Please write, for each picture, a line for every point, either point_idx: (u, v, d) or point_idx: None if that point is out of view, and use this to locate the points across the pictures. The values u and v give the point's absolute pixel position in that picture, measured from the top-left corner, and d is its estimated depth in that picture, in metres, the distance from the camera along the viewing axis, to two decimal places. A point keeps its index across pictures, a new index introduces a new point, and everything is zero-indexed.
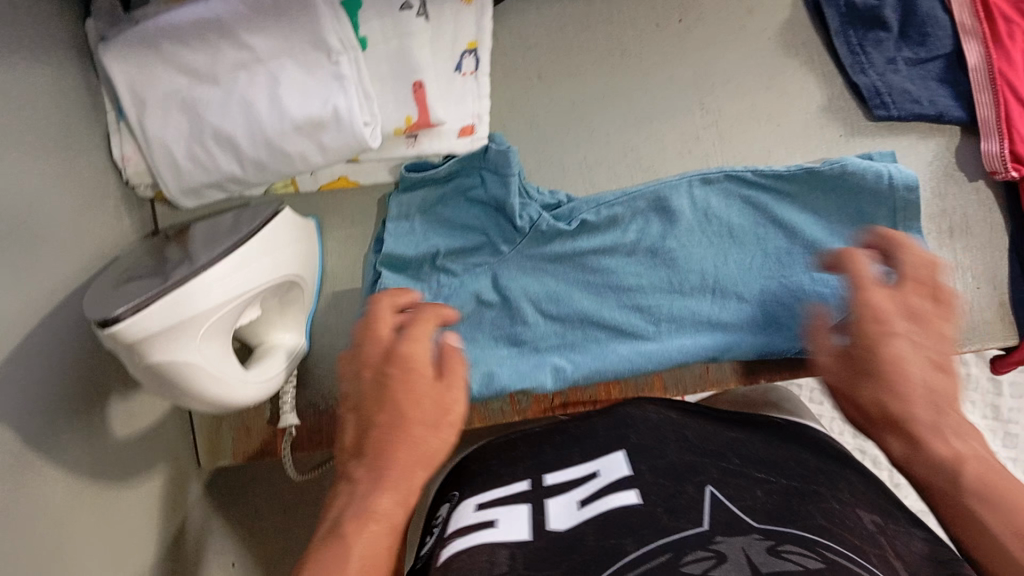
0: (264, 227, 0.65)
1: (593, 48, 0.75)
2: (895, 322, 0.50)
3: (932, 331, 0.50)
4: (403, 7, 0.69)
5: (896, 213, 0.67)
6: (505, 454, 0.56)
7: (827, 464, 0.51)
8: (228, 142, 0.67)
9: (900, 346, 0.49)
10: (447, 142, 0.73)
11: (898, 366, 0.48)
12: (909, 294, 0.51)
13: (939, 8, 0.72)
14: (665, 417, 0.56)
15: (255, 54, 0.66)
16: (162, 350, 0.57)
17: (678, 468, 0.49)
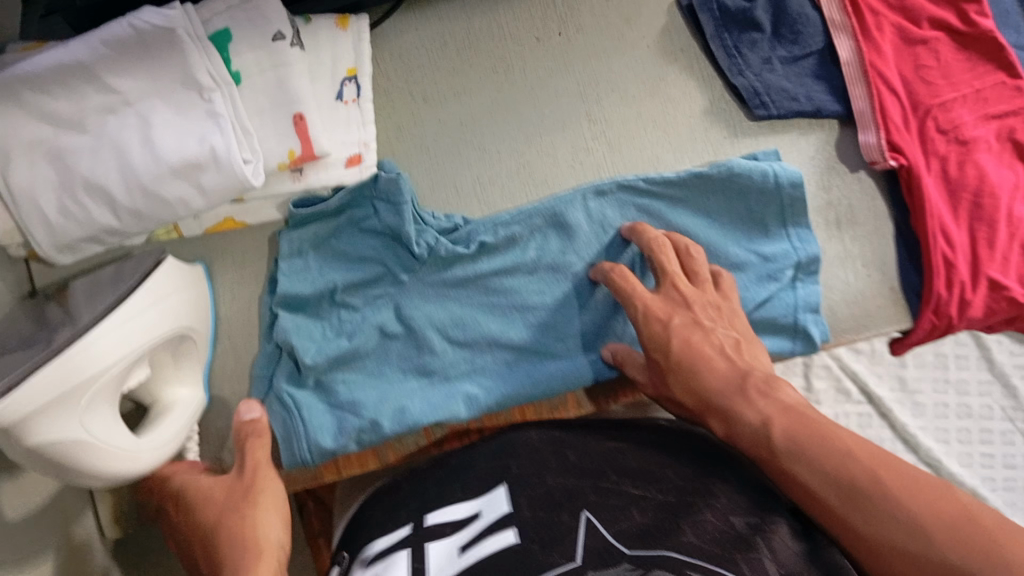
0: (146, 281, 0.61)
1: (477, 66, 0.74)
2: (681, 321, 0.62)
3: (707, 310, 0.63)
4: (276, 37, 0.66)
5: (784, 213, 0.70)
6: (391, 502, 0.62)
7: (702, 472, 0.57)
8: (101, 191, 0.61)
9: (702, 345, 0.60)
10: (335, 172, 0.69)
11: (721, 376, 0.57)
12: (677, 290, 0.64)
13: (807, 6, 0.75)
14: (547, 437, 0.62)
15: (123, 96, 0.61)
16: (40, 430, 0.53)
17: (554, 497, 0.55)
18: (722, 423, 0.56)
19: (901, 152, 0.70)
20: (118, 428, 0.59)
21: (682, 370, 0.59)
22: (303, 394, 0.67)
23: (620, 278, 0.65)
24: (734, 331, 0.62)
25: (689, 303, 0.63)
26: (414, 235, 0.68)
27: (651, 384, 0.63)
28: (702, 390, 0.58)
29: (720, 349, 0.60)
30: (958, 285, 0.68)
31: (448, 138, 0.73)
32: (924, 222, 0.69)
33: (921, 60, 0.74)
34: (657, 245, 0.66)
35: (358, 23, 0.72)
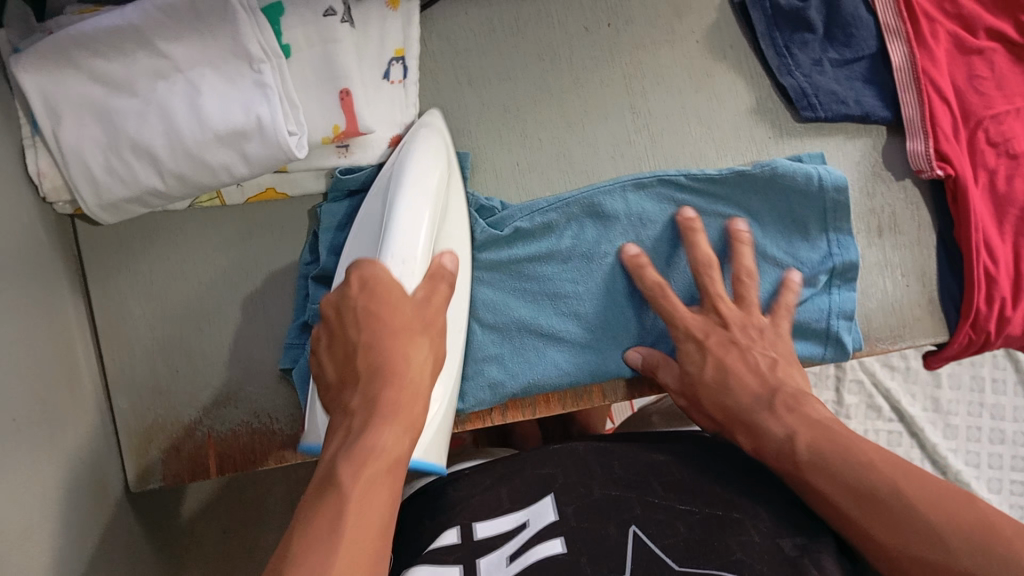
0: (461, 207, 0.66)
1: (523, 52, 0.73)
2: (720, 339, 0.63)
3: (749, 329, 0.64)
4: (326, 12, 0.66)
5: (826, 216, 0.69)
6: (434, 503, 0.61)
7: (749, 486, 0.57)
8: (147, 153, 0.63)
9: (738, 364, 0.61)
10: (376, 152, 0.70)
11: (745, 392, 0.59)
12: (718, 307, 0.65)
13: (863, 8, 0.73)
14: (591, 447, 0.62)
15: (174, 62, 0.62)
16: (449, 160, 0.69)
17: (601, 507, 0.55)
18: (749, 437, 0.57)
19: (949, 162, 0.69)
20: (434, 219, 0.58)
21: (715, 388, 0.61)
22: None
23: (659, 292, 0.66)
24: (774, 351, 0.63)
25: (727, 324, 0.65)
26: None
27: (683, 394, 0.64)
28: (732, 407, 0.59)
29: (754, 367, 0.61)
30: (999, 301, 0.67)
31: (491, 122, 0.73)
32: (968, 234, 0.68)
33: (975, 70, 0.72)
34: (705, 261, 0.67)
35: (408, 5, 0.70)
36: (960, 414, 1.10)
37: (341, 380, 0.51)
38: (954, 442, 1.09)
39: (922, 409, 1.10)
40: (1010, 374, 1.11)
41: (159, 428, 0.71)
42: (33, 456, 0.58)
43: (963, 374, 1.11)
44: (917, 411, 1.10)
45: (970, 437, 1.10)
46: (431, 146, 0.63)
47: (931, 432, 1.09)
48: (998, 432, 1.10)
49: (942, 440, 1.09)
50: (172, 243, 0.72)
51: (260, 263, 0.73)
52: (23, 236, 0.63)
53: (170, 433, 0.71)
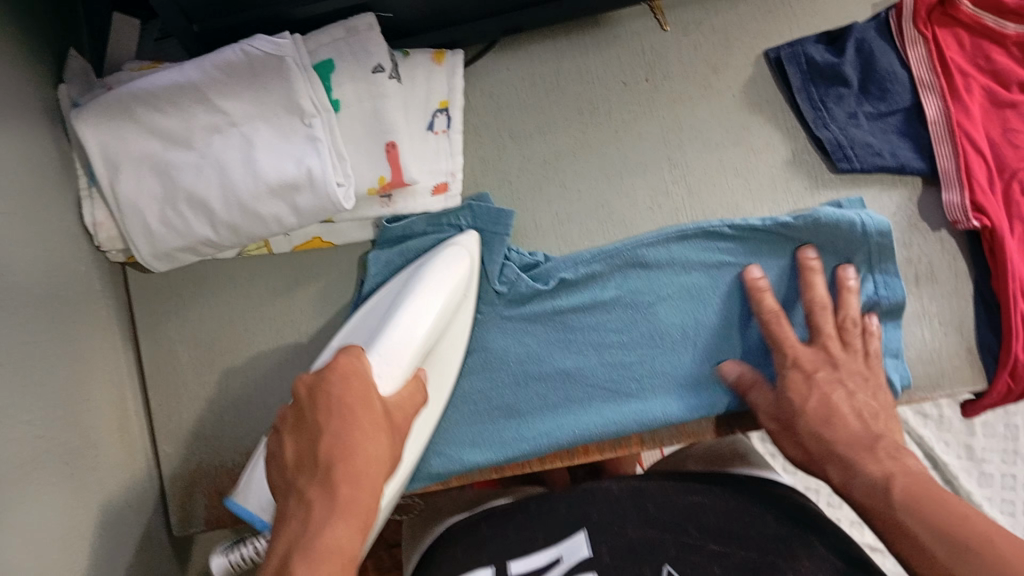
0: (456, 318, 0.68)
1: (563, 106, 0.75)
2: (824, 372, 0.65)
3: (849, 369, 0.66)
4: (375, 69, 0.68)
5: (871, 260, 0.70)
6: (470, 536, 0.63)
7: (785, 529, 0.59)
8: (201, 205, 0.65)
9: (837, 397, 0.63)
10: (422, 201, 0.71)
11: (835, 420, 0.62)
12: (828, 344, 0.67)
13: (898, 64, 0.73)
14: (624, 488, 0.63)
15: (229, 117, 0.65)
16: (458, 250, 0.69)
17: (637, 550, 0.58)
18: (840, 470, 0.60)
19: (985, 213, 0.69)
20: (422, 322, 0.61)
21: (814, 418, 0.62)
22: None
23: (773, 321, 0.67)
24: (874, 401, 0.64)
25: (836, 364, 0.66)
26: (500, 266, 0.71)
27: (775, 420, 0.65)
28: (830, 441, 0.61)
29: (856, 411, 0.63)
30: None
31: (533, 174, 0.74)
32: (1005, 285, 0.69)
33: (1009, 123, 0.72)
34: (819, 304, 0.68)
35: (452, 58, 0.72)
36: (995, 463, 1.09)
37: (297, 461, 0.50)
38: (991, 492, 1.08)
39: (956, 458, 1.09)
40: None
41: (200, 473, 0.72)
42: (82, 502, 0.60)
43: (997, 423, 1.10)
44: (952, 459, 1.09)
45: (1005, 487, 1.09)
46: (451, 266, 0.66)
47: (966, 480, 1.08)
48: None
49: (977, 489, 1.08)
50: (220, 290, 0.74)
51: (304, 310, 0.74)
52: (77, 284, 0.65)
53: (213, 479, 0.72)
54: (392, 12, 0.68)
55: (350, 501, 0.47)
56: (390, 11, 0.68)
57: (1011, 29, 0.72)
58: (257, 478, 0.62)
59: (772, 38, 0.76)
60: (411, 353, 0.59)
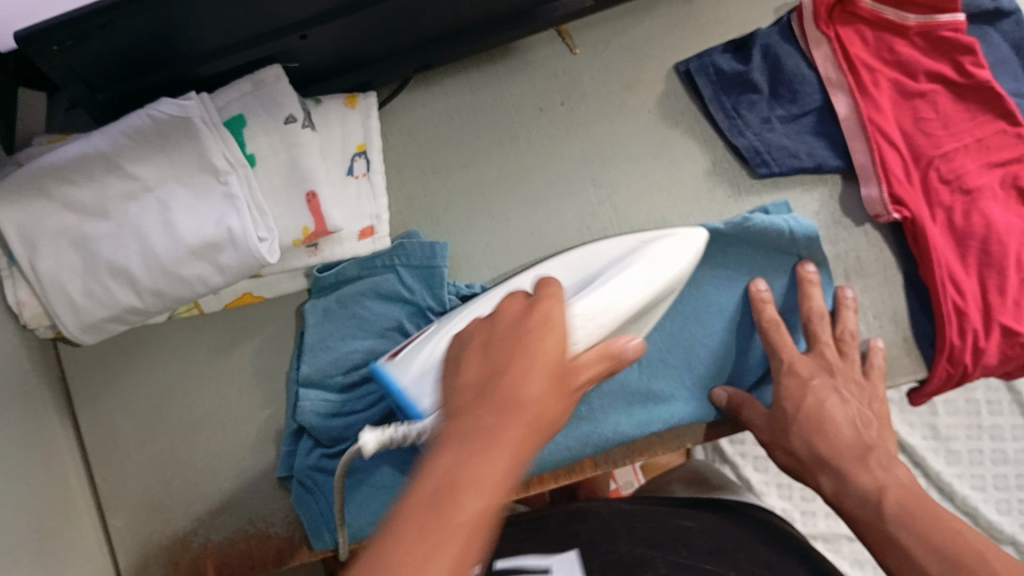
0: (659, 280, 0.65)
1: (482, 137, 0.75)
2: (813, 378, 0.67)
3: (849, 382, 0.68)
4: (287, 120, 0.68)
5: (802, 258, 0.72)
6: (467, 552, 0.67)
7: (777, 554, 0.64)
8: (124, 274, 0.64)
9: (830, 403, 0.65)
10: (348, 246, 0.70)
11: (826, 424, 0.64)
12: (823, 353, 0.68)
13: (804, 65, 0.74)
14: (616, 511, 0.70)
15: (143, 182, 0.64)
16: (673, 270, 0.66)
17: (626, 563, 0.63)
18: (832, 479, 0.62)
19: (904, 204, 0.71)
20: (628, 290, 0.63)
21: (808, 426, 0.65)
22: (326, 478, 0.69)
23: (772, 332, 0.69)
24: (869, 410, 0.67)
25: (832, 371, 0.67)
26: (442, 303, 0.71)
27: (768, 429, 0.66)
28: (826, 449, 0.63)
29: (850, 419, 0.64)
30: (970, 333, 0.69)
31: (459, 208, 0.74)
32: (931, 272, 0.70)
33: (920, 113, 0.74)
34: (816, 314, 0.69)
35: (366, 100, 0.72)
36: (959, 438, 1.08)
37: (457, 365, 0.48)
38: (959, 468, 1.07)
39: (921, 437, 1.08)
40: (1004, 394, 1.08)
41: (150, 544, 0.70)
42: None
43: (958, 399, 1.08)
44: (917, 438, 1.08)
45: (972, 461, 1.07)
46: (666, 258, 0.66)
47: (934, 460, 1.06)
48: (1001, 453, 1.07)
49: (945, 467, 1.07)
50: (154, 356, 0.73)
51: (244, 366, 0.73)
52: (8, 367, 0.64)
53: (167, 548, 0.70)
54: (299, 62, 0.68)
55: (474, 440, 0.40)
56: (298, 61, 0.68)
57: (912, 20, 0.73)
58: (422, 355, 0.62)
59: (680, 51, 0.77)
60: (601, 329, 0.61)
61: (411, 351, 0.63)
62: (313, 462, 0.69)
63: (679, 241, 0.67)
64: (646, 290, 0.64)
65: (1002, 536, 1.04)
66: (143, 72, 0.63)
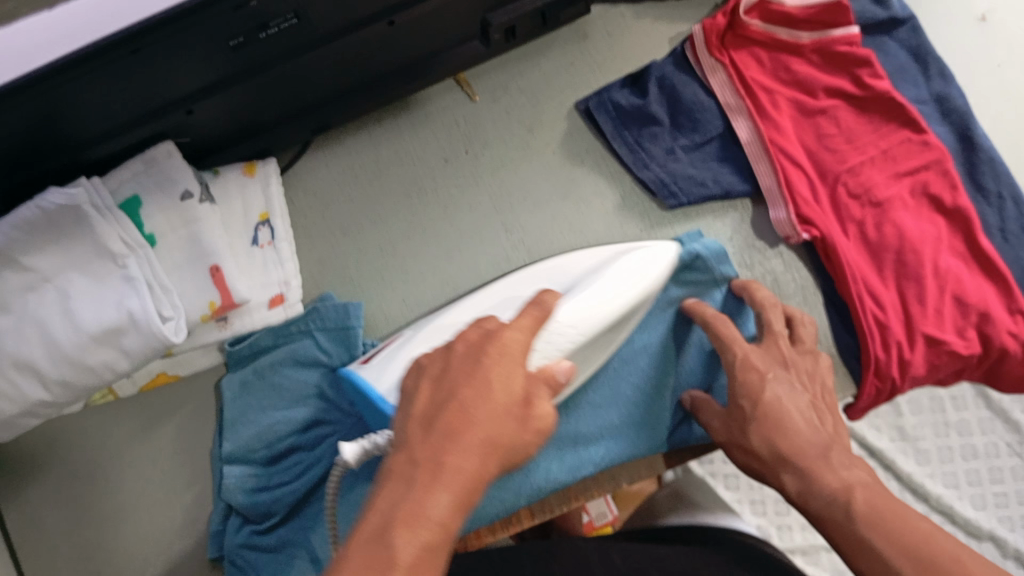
0: (640, 286, 0.62)
1: (389, 192, 0.75)
2: (765, 371, 0.62)
3: (799, 372, 0.63)
4: (183, 196, 0.67)
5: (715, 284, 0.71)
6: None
7: None
8: (29, 367, 0.61)
9: (776, 391, 0.60)
10: (258, 315, 0.70)
11: (781, 418, 0.58)
12: (777, 343, 0.65)
13: (701, 92, 0.75)
14: (591, 546, 0.63)
15: (41, 274, 0.62)
16: (655, 283, 0.63)
17: None
18: (796, 480, 0.56)
19: (813, 224, 0.70)
20: (608, 294, 0.61)
21: (767, 421, 0.59)
22: (258, 555, 0.67)
23: (717, 325, 0.65)
24: (821, 401, 0.62)
25: (787, 361, 0.63)
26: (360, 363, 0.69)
27: (723, 429, 0.62)
28: (785, 448, 0.57)
29: (805, 411, 0.59)
30: (895, 345, 0.67)
31: (372, 264, 0.73)
32: (847, 287, 0.69)
33: (823, 128, 0.74)
34: (767, 301, 0.67)
35: (264, 168, 0.73)
36: (928, 439, 0.94)
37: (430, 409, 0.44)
38: (932, 468, 0.94)
39: (889, 440, 0.95)
40: (967, 386, 0.95)
41: None
42: None
43: (921, 396, 0.96)
44: (885, 442, 0.95)
45: (942, 459, 0.94)
46: (648, 263, 0.64)
47: (904, 462, 0.94)
48: (971, 448, 0.94)
49: (916, 468, 0.94)
50: (74, 446, 0.71)
51: (167, 446, 0.72)
52: None
53: None
54: (190, 137, 0.67)
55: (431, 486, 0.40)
56: (189, 136, 0.67)
57: (806, 37, 0.75)
58: (397, 366, 0.59)
59: (578, 92, 0.78)
60: (574, 344, 0.58)
61: (387, 360, 0.61)
62: (243, 540, 0.67)
63: (658, 251, 0.65)
64: (628, 297, 0.62)
65: (979, 533, 0.91)
66: (23, 165, 0.61)
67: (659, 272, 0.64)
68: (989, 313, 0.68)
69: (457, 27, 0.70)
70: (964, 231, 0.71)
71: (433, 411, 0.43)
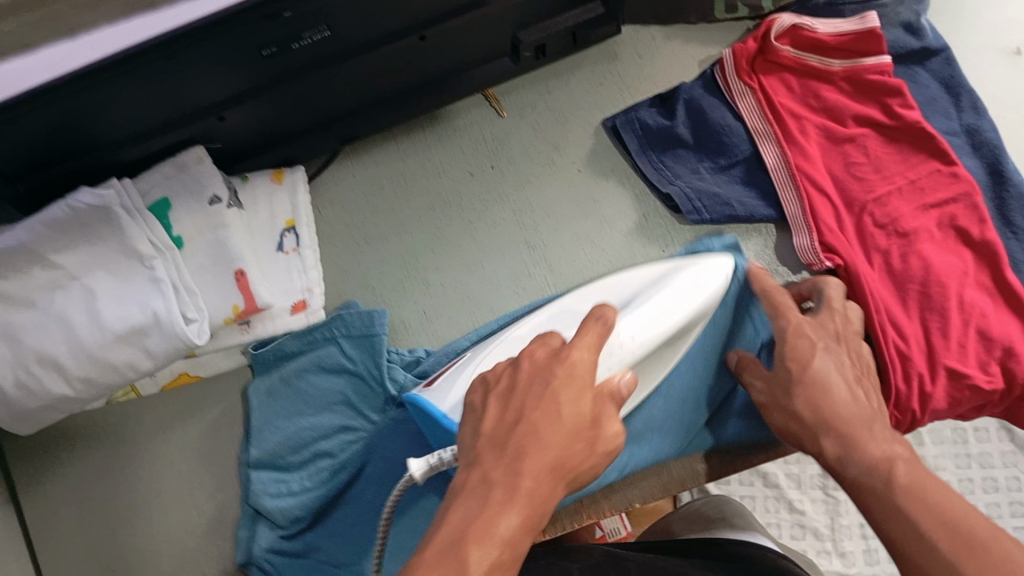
0: (703, 298, 0.61)
1: (414, 205, 0.76)
2: (813, 337, 0.60)
3: (849, 352, 0.61)
4: (211, 200, 0.68)
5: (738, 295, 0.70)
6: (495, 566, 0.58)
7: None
8: (53, 362, 0.62)
9: (823, 363, 0.59)
10: (281, 321, 0.70)
11: (823, 385, 0.57)
12: (828, 318, 0.63)
13: (729, 116, 0.75)
14: (605, 553, 0.61)
15: (68, 272, 0.63)
16: (716, 294, 0.62)
17: None
18: (834, 441, 0.55)
19: (836, 253, 0.70)
20: (668, 305, 0.59)
21: (812, 388, 0.57)
22: (284, 560, 0.68)
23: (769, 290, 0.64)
24: (866, 380, 0.60)
25: (839, 336, 0.62)
26: (384, 370, 0.70)
27: (766, 393, 0.61)
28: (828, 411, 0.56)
29: (848, 384, 0.58)
30: (916, 378, 0.66)
31: (393, 275, 0.74)
32: (870, 317, 0.67)
33: (851, 157, 0.74)
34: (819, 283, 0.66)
35: (292, 176, 0.73)
36: (946, 470, 0.91)
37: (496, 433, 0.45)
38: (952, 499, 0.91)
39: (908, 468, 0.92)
40: (991, 419, 0.93)
41: None
42: None
43: (943, 427, 0.94)
44: None
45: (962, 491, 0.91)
46: (709, 274, 0.62)
47: None
48: (991, 481, 0.91)
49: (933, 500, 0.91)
50: (92, 443, 0.72)
51: (183, 445, 0.72)
52: None
53: None
54: (220, 142, 0.68)
55: (501, 514, 0.41)
56: (219, 141, 0.68)
57: (837, 65, 0.75)
58: (462, 381, 0.57)
59: (606, 110, 0.79)
60: (636, 359, 0.57)
61: (450, 379, 0.59)
62: (270, 544, 0.68)
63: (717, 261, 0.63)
64: (689, 310, 0.60)
65: None
66: (57, 166, 0.62)
67: (719, 280, 0.62)
68: (1014, 349, 0.67)
69: (486, 45, 0.71)
70: (992, 266, 0.71)
71: (501, 436, 0.44)
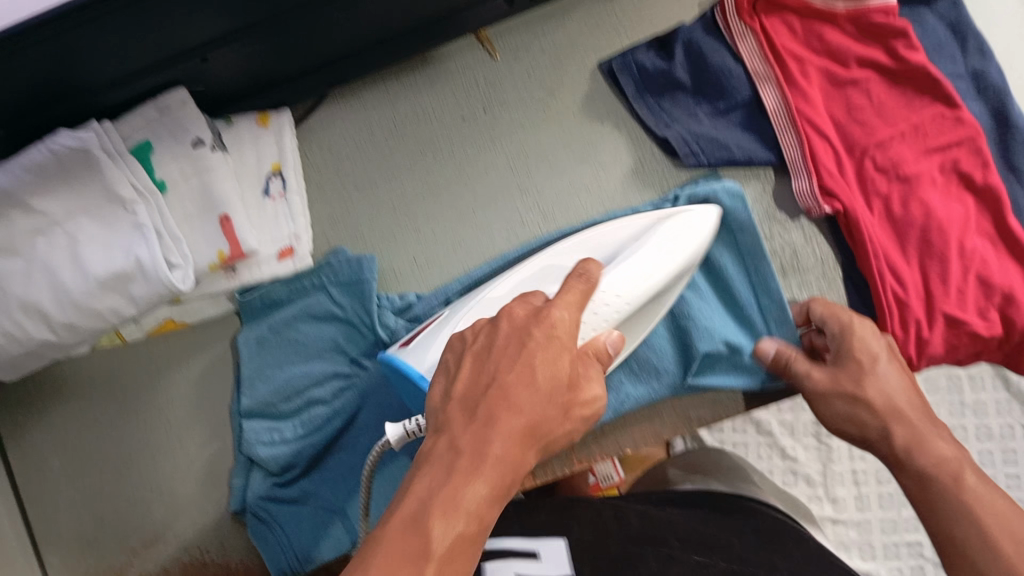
0: (687, 253, 0.62)
1: (406, 149, 0.74)
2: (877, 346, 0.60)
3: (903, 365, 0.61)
4: (195, 143, 0.65)
5: (739, 244, 0.69)
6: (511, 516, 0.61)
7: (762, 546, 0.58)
8: (37, 311, 0.60)
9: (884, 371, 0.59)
10: (267, 268, 0.68)
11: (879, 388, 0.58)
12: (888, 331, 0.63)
13: (729, 58, 0.73)
14: (605, 503, 0.62)
15: (50, 218, 0.62)
16: (698, 249, 0.63)
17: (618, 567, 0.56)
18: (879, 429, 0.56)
19: (835, 197, 0.68)
20: (653, 262, 0.60)
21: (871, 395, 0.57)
22: (281, 507, 0.68)
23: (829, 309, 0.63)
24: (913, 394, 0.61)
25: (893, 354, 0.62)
26: (375, 316, 0.69)
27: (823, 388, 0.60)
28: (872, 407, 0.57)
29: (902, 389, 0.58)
30: (912, 324, 0.66)
31: (384, 222, 0.73)
32: (867, 263, 0.67)
33: (853, 100, 0.72)
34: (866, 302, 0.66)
35: (278, 119, 0.71)
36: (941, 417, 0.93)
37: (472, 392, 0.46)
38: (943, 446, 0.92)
39: None
40: (985, 366, 0.93)
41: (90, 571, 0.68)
42: None
43: (938, 375, 0.94)
44: None
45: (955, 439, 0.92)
46: (691, 229, 0.63)
47: None
48: (983, 429, 0.92)
49: None
50: (78, 393, 0.70)
51: (176, 396, 0.71)
52: None
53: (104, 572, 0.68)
54: (203, 83, 0.66)
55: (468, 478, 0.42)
56: (202, 85, 0.66)
57: (840, 6, 0.72)
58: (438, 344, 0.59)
59: (604, 50, 0.76)
60: (623, 314, 0.58)
61: (427, 339, 0.60)
62: (266, 492, 0.67)
63: (699, 216, 0.64)
64: (674, 265, 0.61)
65: None
66: (36, 109, 0.60)
67: (702, 236, 0.63)
68: (1013, 296, 0.66)
69: None
70: (993, 212, 0.69)
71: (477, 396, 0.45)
